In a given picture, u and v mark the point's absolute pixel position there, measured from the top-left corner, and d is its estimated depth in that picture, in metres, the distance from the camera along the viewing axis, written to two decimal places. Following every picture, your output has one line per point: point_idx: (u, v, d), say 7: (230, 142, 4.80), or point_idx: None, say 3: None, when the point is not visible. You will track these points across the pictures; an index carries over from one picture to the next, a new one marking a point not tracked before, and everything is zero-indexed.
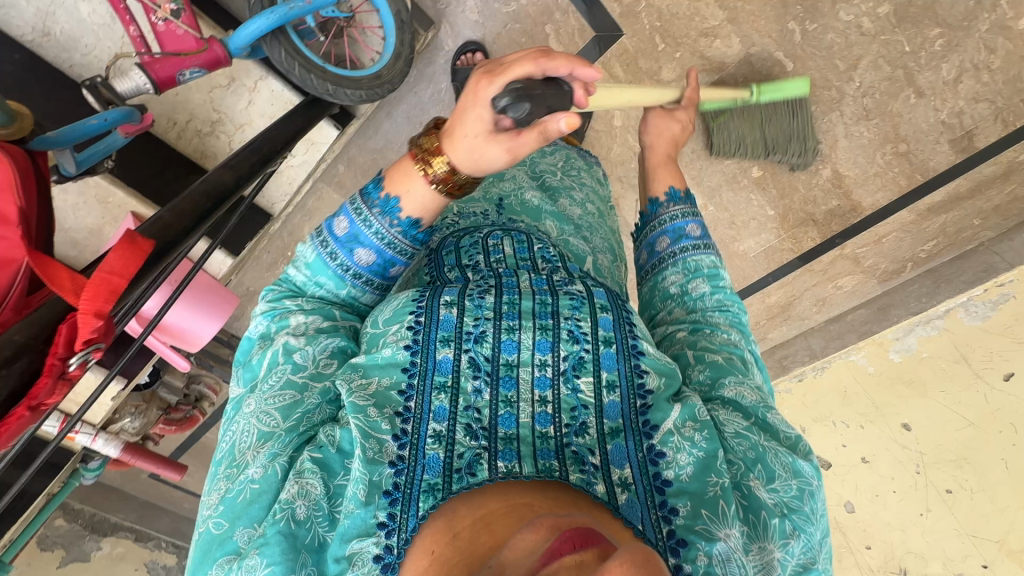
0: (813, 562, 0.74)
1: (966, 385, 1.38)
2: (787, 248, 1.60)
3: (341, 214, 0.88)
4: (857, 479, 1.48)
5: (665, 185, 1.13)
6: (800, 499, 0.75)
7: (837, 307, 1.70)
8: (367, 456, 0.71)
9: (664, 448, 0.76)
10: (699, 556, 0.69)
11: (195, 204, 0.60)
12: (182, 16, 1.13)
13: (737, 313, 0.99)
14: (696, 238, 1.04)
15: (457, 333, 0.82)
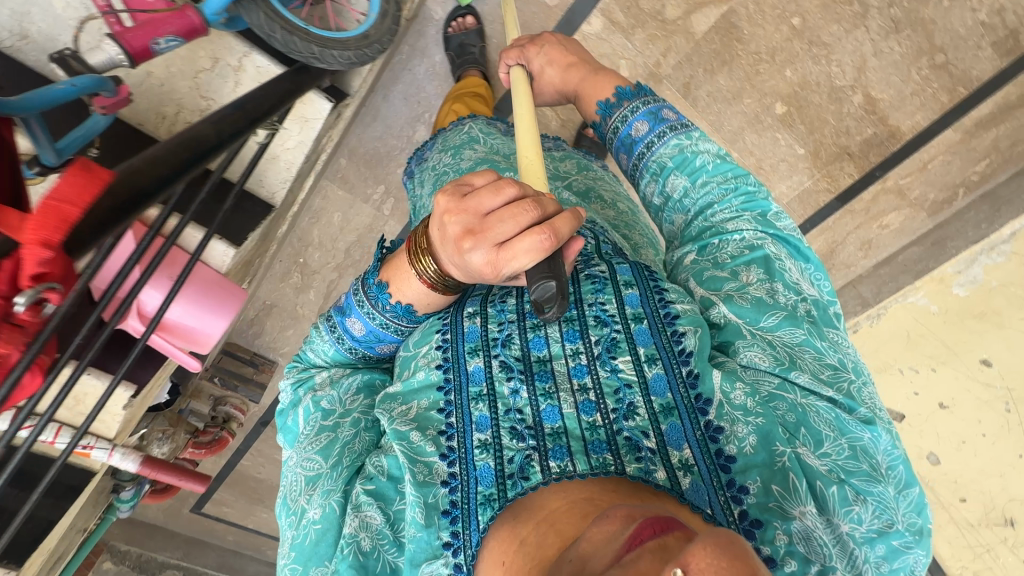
0: (893, 525, 0.67)
1: None
2: (823, 187, 1.48)
3: (347, 313, 0.92)
4: (936, 426, 1.40)
5: (597, 100, 1.03)
6: (858, 459, 0.69)
7: (884, 250, 1.55)
8: (417, 480, 0.72)
9: (720, 422, 0.70)
10: (779, 536, 0.64)
11: (177, 153, 0.62)
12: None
13: (730, 201, 0.90)
14: (647, 134, 0.95)
15: (484, 341, 0.80)
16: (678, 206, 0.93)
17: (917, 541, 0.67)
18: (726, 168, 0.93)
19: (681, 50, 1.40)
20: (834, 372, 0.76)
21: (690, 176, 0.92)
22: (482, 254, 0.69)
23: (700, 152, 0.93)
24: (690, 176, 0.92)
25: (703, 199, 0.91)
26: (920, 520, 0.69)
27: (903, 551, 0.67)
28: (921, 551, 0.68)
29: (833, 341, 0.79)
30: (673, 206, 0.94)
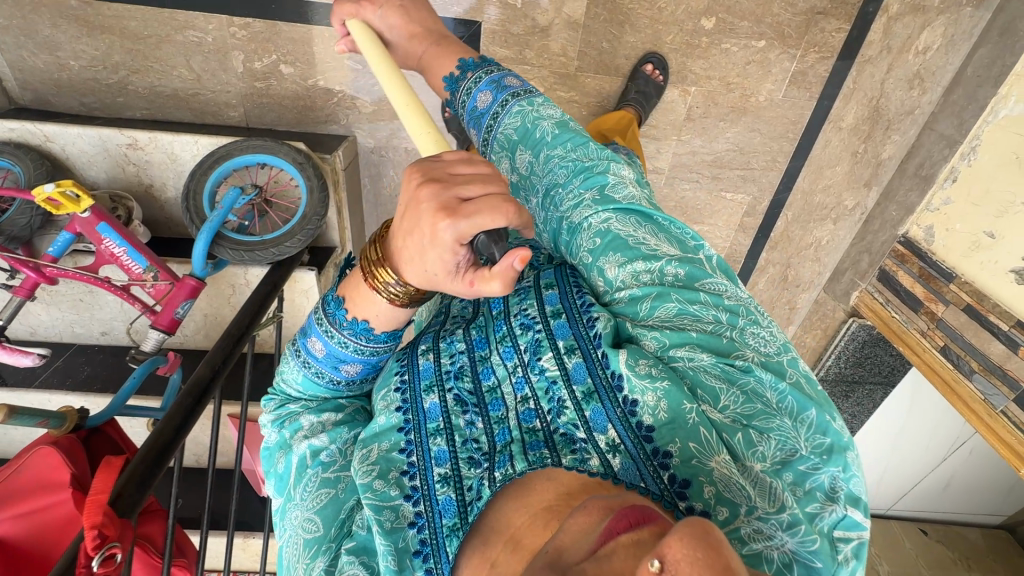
0: (796, 452, 0.56)
1: None
2: (815, 57, 1.29)
3: (313, 333, 0.74)
4: None
5: (439, 77, 0.95)
6: (751, 401, 0.58)
7: (945, 74, 1.31)
8: (384, 527, 0.60)
9: (634, 395, 0.60)
10: (706, 488, 0.55)
11: (180, 405, 0.79)
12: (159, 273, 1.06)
13: (571, 183, 0.78)
14: (489, 107, 0.89)
15: (438, 375, 0.70)
16: (527, 185, 0.84)
17: (825, 460, 0.55)
18: (568, 136, 0.82)
19: (576, 42, 1.25)
20: (715, 324, 0.64)
21: (535, 149, 0.83)
22: (432, 213, 0.55)
23: (541, 121, 0.84)
24: (534, 150, 0.83)
25: (546, 177, 0.81)
26: (827, 439, 0.56)
27: (816, 476, 0.54)
28: (835, 468, 0.54)
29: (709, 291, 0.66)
30: (527, 186, 0.84)
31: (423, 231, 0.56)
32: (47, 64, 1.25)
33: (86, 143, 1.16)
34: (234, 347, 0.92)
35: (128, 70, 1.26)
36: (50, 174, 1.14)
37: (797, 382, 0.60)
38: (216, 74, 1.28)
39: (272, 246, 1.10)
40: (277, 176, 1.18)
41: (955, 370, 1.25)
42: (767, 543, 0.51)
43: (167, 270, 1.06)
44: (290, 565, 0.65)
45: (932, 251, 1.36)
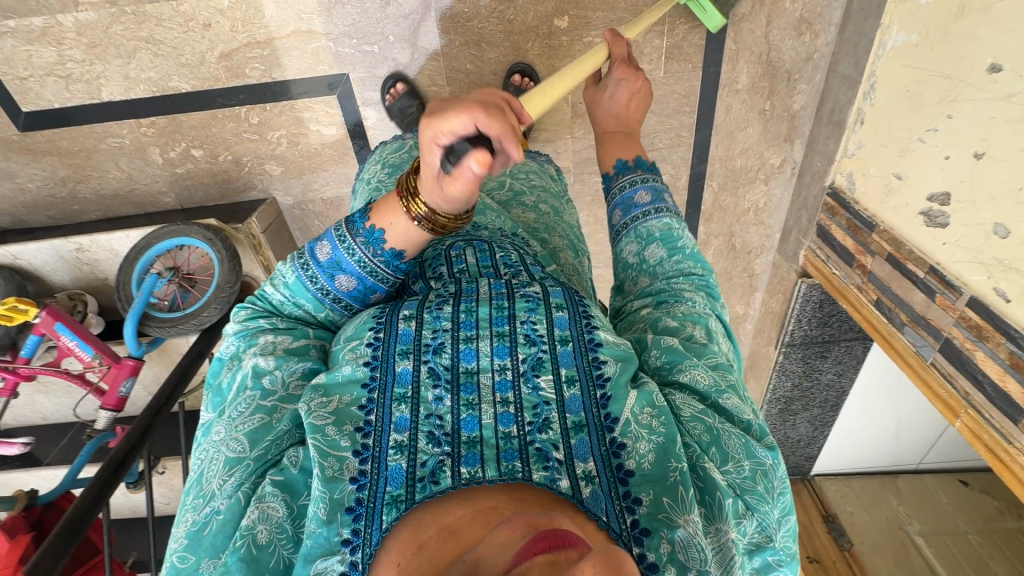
0: (770, 541, 0.57)
1: None
2: (685, 28, 1.27)
3: (325, 234, 0.72)
4: (984, 187, 0.92)
5: (613, 157, 0.89)
6: (755, 479, 0.57)
7: (834, 12, 1.23)
8: (325, 474, 0.52)
9: (624, 438, 0.56)
10: (663, 543, 0.51)
11: (98, 479, 0.92)
12: (105, 359, 1.23)
13: (692, 275, 0.75)
14: (647, 204, 0.80)
15: (416, 344, 0.61)
16: (642, 272, 0.77)
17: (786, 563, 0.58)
18: (703, 261, 0.77)
19: (440, 70, 1.29)
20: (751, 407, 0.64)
21: (667, 248, 0.76)
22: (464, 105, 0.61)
23: (686, 237, 0.78)
24: (669, 250, 0.76)
25: (672, 273, 0.75)
26: (794, 546, 0.59)
27: (773, 571, 0.57)
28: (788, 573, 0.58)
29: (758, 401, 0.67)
30: (642, 269, 0.77)
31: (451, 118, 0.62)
32: (13, 190, 1.46)
33: (43, 255, 1.36)
34: (152, 419, 1.06)
35: (74, 181, 1.45)
36: (19, 286, 1.34)
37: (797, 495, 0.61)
38: (143, 170, 1.44)
39: (197, 318, 1.24)
40: (197, 252, 1.31)
41: (889, 324, 1.18)
42: None
43: (110, 355, 1.23)
44: (200, 470, 0.59)
45: (856, 200, 1.26)
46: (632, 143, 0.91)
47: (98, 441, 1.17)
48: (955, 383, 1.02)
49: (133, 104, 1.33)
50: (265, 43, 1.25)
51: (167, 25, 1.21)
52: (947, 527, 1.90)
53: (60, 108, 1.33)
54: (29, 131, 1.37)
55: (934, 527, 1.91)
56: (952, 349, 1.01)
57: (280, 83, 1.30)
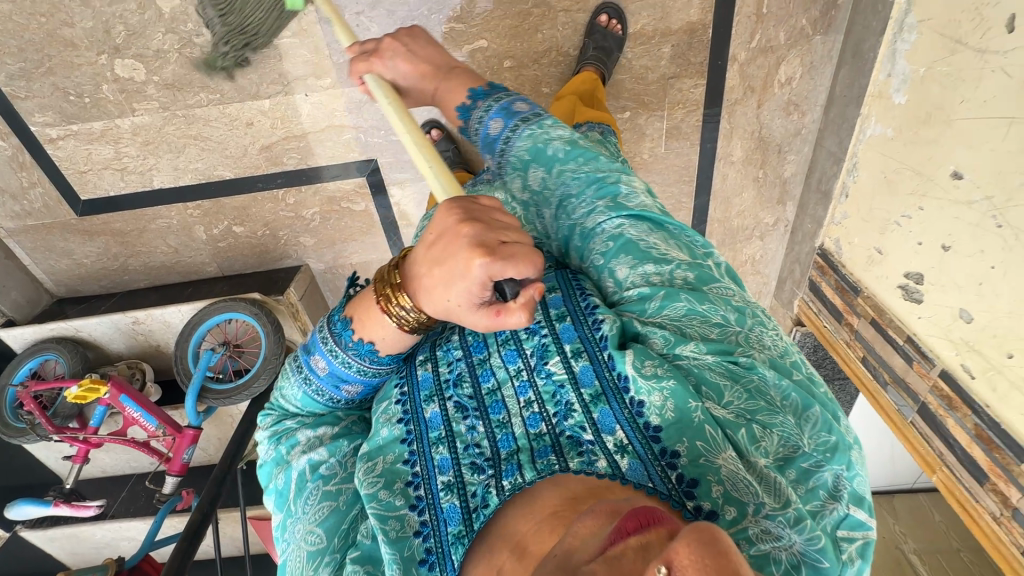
0: (799, 450, 0.57)
1: (975, 73, 0.92)
2: (682, 112, 1.37)
3: (314, 348, 0.74)
4: (952, 275, 1.03)
5: (453, 107, 0.94)
6: (755, 397, 0.59)
7: (819, 94, 1.34)
8: (389, 537, 0.60)
9: (640, 397, 0.60)
10: (715, 487, 0.54)
11: (179, 552, 1.05)
12: (167, 428, 1.36)
13: (584, 193, 0.77)
14: (502, 133, 0.85)
15: (437, 385, 0.70)
16: (538, 202, 0.82)
17: (828, 457, 0.57)
18: (579, 152, 0.80)
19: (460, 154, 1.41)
20: (721, 326, 0.64)
21: (545, 166, 0.81)
22: (470, 249, 0.58)
23: (552, 140, 0.81)
24: (545, 166, 0.81)
25: (556, 191, 0.79)
26: (832, 437, 0.58)
27: (817, 476, 0.56)
28: (839, 467, 0.56)
29: (718, 290, 0.68)
30: (541, 203, 0.82)
31: (458, 263, 0.59)
32: (69, 265, 1.59)
33: (103, 328, 1.50)
34: (218, 487, 1.20)
35: (125, 256, 1.58)
36: (83, 357, 1.48)
37: (802, 381, 0.62)
38: (188, 245, 1.57)
39: (248, 388, 1.37)
40: (243, 325, 1.45)
41: (875, 381, 1.29)
42: (776, 543, 0.51)
43: (171, 427, 1.36)
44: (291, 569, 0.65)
45: (843, 263, 1.38)
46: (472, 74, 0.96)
47: (168, 504, 1.32)
48: (930, 443, 1.13)
49: (181, 191, 1.46)
50: (301, 136, 1.36)
51: (213, 124, 1.34)
52: (940, 545, 2.04)
53: (115, 194, 1.46)
54: (86, 215, 1.49)
55: (930, 546, 2.05)
56: (928, 413, 1.13)
57: (313, 168, 1.42)
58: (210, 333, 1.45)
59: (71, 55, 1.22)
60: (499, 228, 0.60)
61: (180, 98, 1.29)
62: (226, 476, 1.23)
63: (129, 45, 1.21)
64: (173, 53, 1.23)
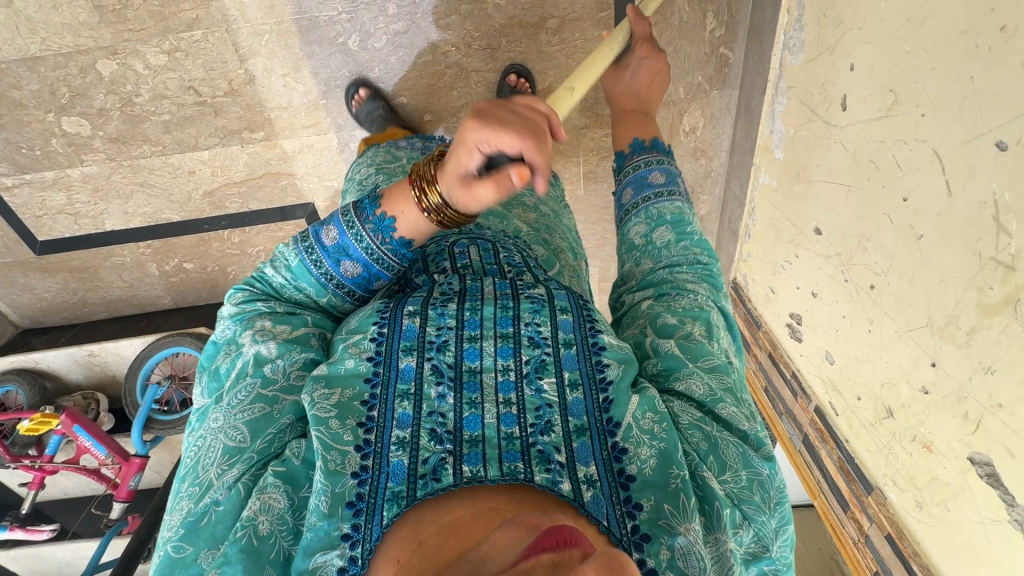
0: (767, 551, 0.62)
1: (825, 142, 1.01)
2: (597, 158, 1.46)
3: (333, 220, 0.79)
4: (820, 319, 1.12)
5: (631, 136, 0.99)
6: (751, 490, 0.63)
7: (723, 141, 1.43)
8: (327, 467, 0.58)
9: (626, 444, 0.61)
10: (664, 550, 0.56)
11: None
12: (115, 454, 1.46)
13: (697, 266, 0.84)
14: (660, 185, 0.90)
15: (420, 342, 0.68)
16: (647, 253, 0.86)
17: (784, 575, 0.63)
18: (708, 248, 0.87)
19: None
20: (750, 413, 0.70)
21: (675, 231, 0.86)
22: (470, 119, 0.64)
23: (694, 224, 0.87)
24: (677, 234, 0.86)
25: (674, 257, 0.84)
26: (789, 562, 0.65)
27: None
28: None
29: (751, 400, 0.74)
30: (646, 251, 0.86)
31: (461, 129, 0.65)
32: (30, 299, 1.69)
33: (60, 360, 1.59)
34: (156, 514, 1.28)
35: (84, 291, 1.68)
36: (41, 391, 1.59)
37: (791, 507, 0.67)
38: (143, 280, 1.67)
39: (192, 418, 1.46)
40: (191, 357, 1.55)
41: (773, 409, 1.37)
42: None
43: (119, 454, 1.46)
44: (201, 456, 0.66)
45: (750, 298, 1.47)
46: (652, 122, 1.02)
47: (114, 529, 1.41)
48: (810, 469, 1.21)
49: (132, 232, 1.56)
50: (241, 183, 1.46)
51: (157, 172, 1.43)
52: None
53: (70, 236, 1.55)
54: (44, 254, 1.59)
55: None
56: (808, 443, 1.21)
57: (255, 210, 1.52)
58: (162, 363, 1.54)
59: (20, 114, 1.32)
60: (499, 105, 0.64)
61: (125, 150, 1.39)
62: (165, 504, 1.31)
63: (73, 105, 1.31)
64: (115, 111, 1.32)
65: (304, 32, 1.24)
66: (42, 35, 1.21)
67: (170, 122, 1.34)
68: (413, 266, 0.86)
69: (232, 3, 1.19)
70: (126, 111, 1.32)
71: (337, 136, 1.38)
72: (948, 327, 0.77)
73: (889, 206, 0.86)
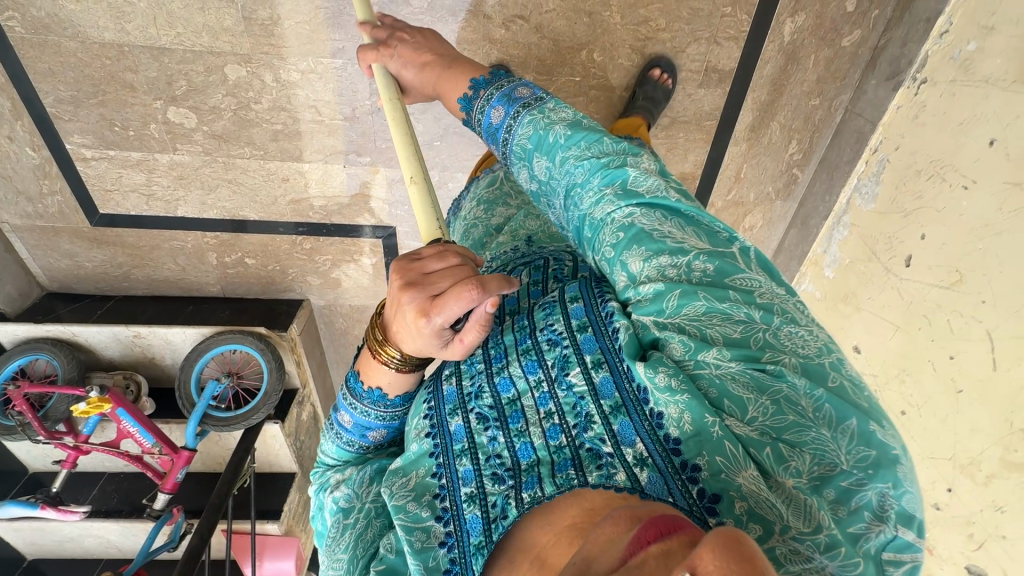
0: (837, 467, 0.51)
1: (884, 283, 1.21)
2: None
3: (339, 406, 0.76)
4: None
5: (456, 99, 0.92)
6: (782, 412, 0.53)
7: (773, 241, 1.60)
8: (415, 547, 0.59)
9: (661, 407, 0.57)
10: (738, 503, 0.51)
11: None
12: (161, 445, 1.45)
13: (589, 182, 0.69)
14: (502, 121, 0.81)
15: (461, 399, 0.68)
16: (548, 192, 0.75)
17: (870, 475, 0.50)
18: (586, 134, 0.73)
19: None
20: (746, 325, 0.57)
21: (550, 156, 0.74)
22: (412, 311, 0.63)
23: (554, 127, 0.74)
24: (549, 156, 0.74)
25: (564, 179, 0.72)
26: (872, 452, 0.51)
27: (859, 494, 0.50)
28: (884, 485, 0.50)
29: (742, 285, 0.60)
30: (549, 193, 0.76)
31: (407, 324, 0.64)
32: (68, 265, 1.62)
33: (101, 336, 1.56)
34: (213, 516, 1.32)
35: (130, 266, 1.63)
36: (77, 362, 1.53)
37: (836, 388, 0.54)
38: (197, 267, 1.65)
39: (247, 419, 1.51)
40: (246, 354, 1.58)
41: None
42: (806, 566, 0.47)
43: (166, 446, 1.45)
44: None
45: None
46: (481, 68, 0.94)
47: (161, 520, 1.45)
48: None
49: (202, 222, 1.54)
50: (332, 198, 1.49)
51: (250, 174, 1.43)
52: None
53: (134, 214, 1.51)
54: (100, 226, 1.54)
55: None
56: None
57: (334, 224, 1.55)
58: (214, 360, 1.57)
59: (127, 95, 1.29)
60: (428, 287, 0.62)
61: (224, 148, 1.38)
62: (220, 506, 1.35)
63: (186, 97, 1.29)
64: (228, 112, 1.32)
65: None
66: (178, 30, 1.20)
67: (280, 132, 1.36)
68: None
69: None
70: (240, 115, 1.33)
71: (439, 174, 1.44)
72: (969, 466, 0.99)
73: (934, 354, 1.07)
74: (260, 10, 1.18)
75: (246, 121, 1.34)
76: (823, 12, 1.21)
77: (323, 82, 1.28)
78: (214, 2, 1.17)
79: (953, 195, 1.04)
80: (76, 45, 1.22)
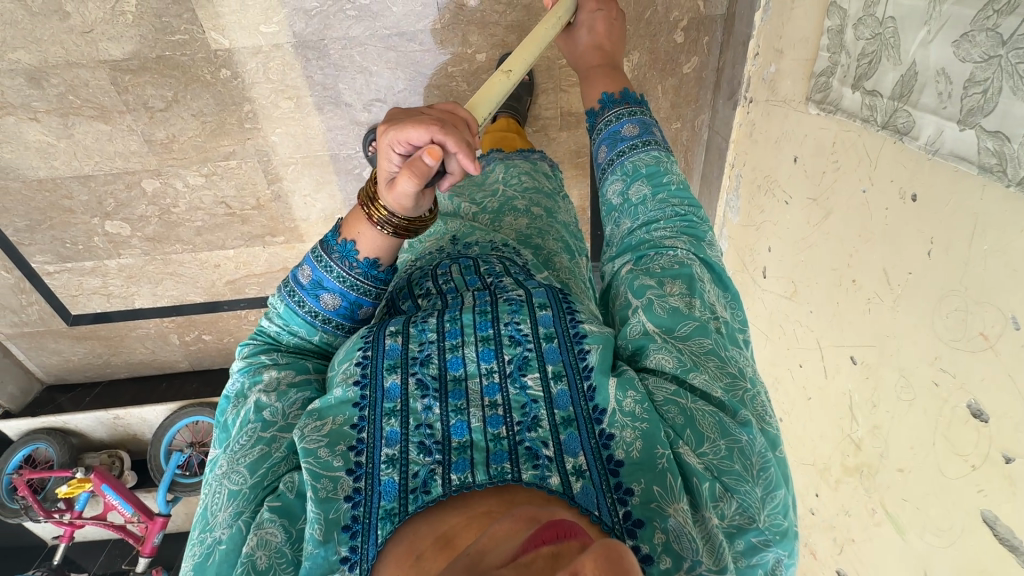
0: (753, 522, 0.58)
1: (753, 295, 1.24)
2: None
3: (303, 259, 0.73)
4: None
5: (596, 92, 0.92)
6: (732, 459, 0.59)
7: None
8: (319, 495, 0.55)
9: (612, 429, 0.59)
10: (658, 534, 0.54)
11: None
12: (140, 513, 1.65)
13: (673, 222, 0.77)
14: (634, 138, 0.84)
15: (404, 358, 0.63)
16: (626, 211, 0.81)
17: (774, 540, 0.58)
18: (689, 196, 0.80)
19: None
20: (733, 379, 0.65)
21: (652, 186, 0.80)
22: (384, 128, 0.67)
23: (672, 173, 0.81)
24: (653, 188, 0.80)
25: (653, 212, 0.78)
26: (784, 524, 0.60)
27: (757, 552, 0.58)
28: (780, 552, 0.59)
29: (738, 355, 0.69)
30: (625, 210, 0.81)
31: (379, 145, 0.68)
32: (58, 361, 1.82)
33: (88, 421, 1.81)
34: None
35: (108, 354, 1.82)
36: (70, 446, 1.77)
37: (779, 459, 0.63)
38: (163, 349, 1.83)
39: None
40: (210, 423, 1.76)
41: None
42: None
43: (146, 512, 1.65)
44: (206, 508, 0.61)
45: None
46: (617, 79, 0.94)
47: None
48: None
49: (159, 310, 1.73)
50: (261, 276, 1.65)
51: (186, 265, 1.62)
52: None
53: (102, 311, 1.71)
54: (75, 325, 1.74)
55: None
56: None
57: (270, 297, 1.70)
58: (185, 429, 1.75)
59: (69, 217, 1.50)
60: (409, 117, 0.66)
61: (159, 248, 1.57)
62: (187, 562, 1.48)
63: (117, 212, 1.49)
64: (154, 218, 1.51)
65: (327, 164, 1.43)
66: (96, 159, 1.39)
67: (202, 228, 1.54)
68: (399, 292, 0.79)
69: (265, 142, 1.39)
70: (164, 218, 1.51)
71: None
72: (826, 470, 0.99)
73: (790, 363, 1.10)
74: (158, 132, 1.36)
75: (173, 223, 1.52)
76: (655, 48, 1.28)
77: (224, 179, 1.45)
78: (118, 133, 1.36)
79: (782, 208, 1.08)
80: (20, 184, 1.43)
